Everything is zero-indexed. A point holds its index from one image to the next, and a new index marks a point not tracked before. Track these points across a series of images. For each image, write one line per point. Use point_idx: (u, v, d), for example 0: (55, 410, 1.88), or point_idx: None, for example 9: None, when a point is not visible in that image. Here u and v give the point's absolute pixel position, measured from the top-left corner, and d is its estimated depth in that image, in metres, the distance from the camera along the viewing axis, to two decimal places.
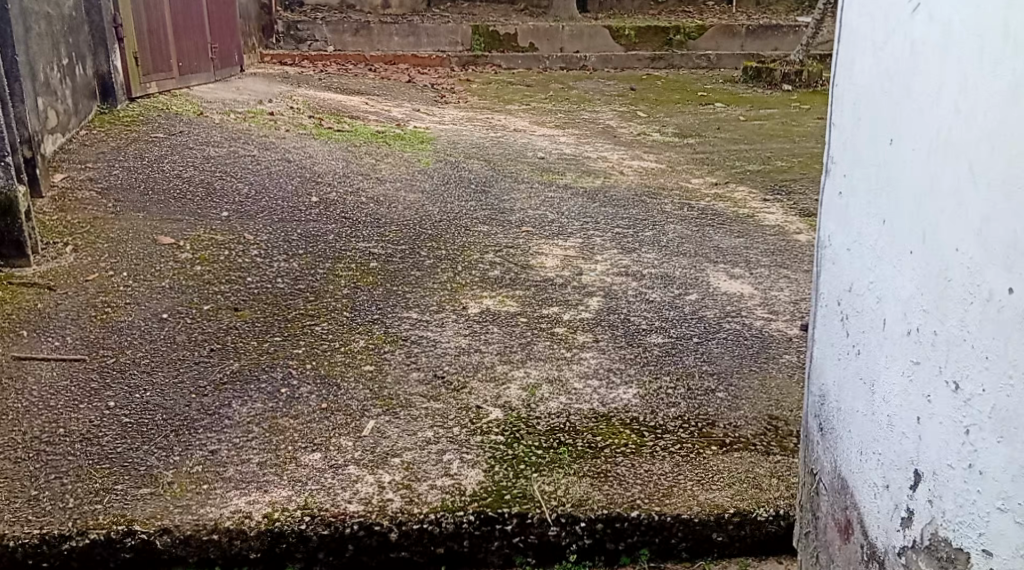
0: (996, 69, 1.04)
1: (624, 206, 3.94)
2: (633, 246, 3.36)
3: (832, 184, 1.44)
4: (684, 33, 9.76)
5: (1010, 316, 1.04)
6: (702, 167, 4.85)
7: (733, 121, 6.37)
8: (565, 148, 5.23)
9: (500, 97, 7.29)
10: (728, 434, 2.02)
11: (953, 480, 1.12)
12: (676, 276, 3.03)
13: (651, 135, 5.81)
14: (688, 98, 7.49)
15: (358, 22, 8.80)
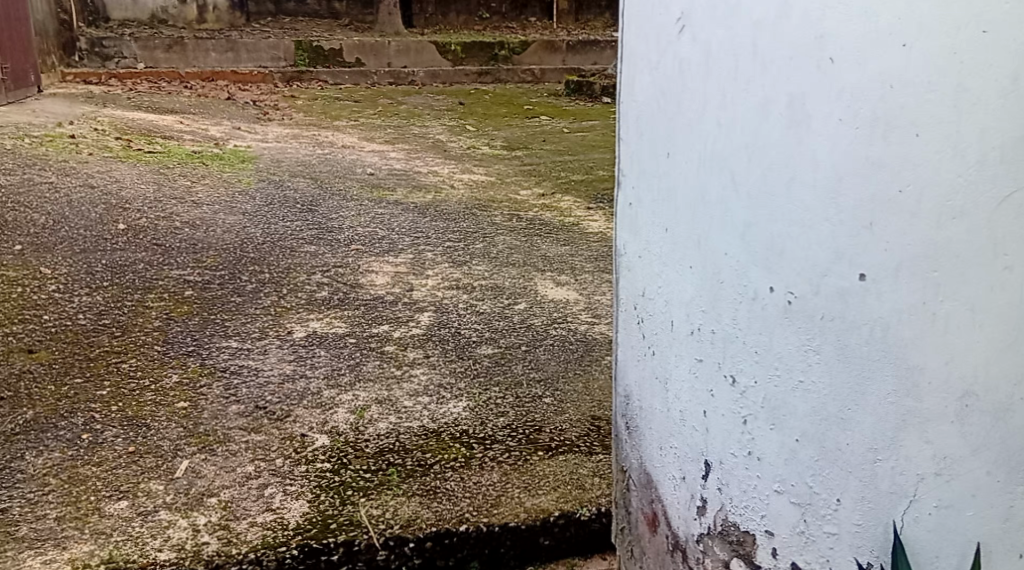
0: (749, 86, 1.13)
1: (454, 219, 3.98)
2: (463, 259, 3.39)
3: (623, 197, 1.51)
4: (509, 48, 9.97)
5: (773, 313, 1.16)
6: (530, 179, 4.96)
7: (558, 133, 6.54)
8: (395, 164, 5.21)
9: (326, 113, 7.19)
10: (554, 438, 2.08)
11: (737, 469, 1.23)
12: (506, 287, 3.08)
13: (480, 148, 5.88)
14: (514, 111, 7.64)
15: (169, 39, 8.48)
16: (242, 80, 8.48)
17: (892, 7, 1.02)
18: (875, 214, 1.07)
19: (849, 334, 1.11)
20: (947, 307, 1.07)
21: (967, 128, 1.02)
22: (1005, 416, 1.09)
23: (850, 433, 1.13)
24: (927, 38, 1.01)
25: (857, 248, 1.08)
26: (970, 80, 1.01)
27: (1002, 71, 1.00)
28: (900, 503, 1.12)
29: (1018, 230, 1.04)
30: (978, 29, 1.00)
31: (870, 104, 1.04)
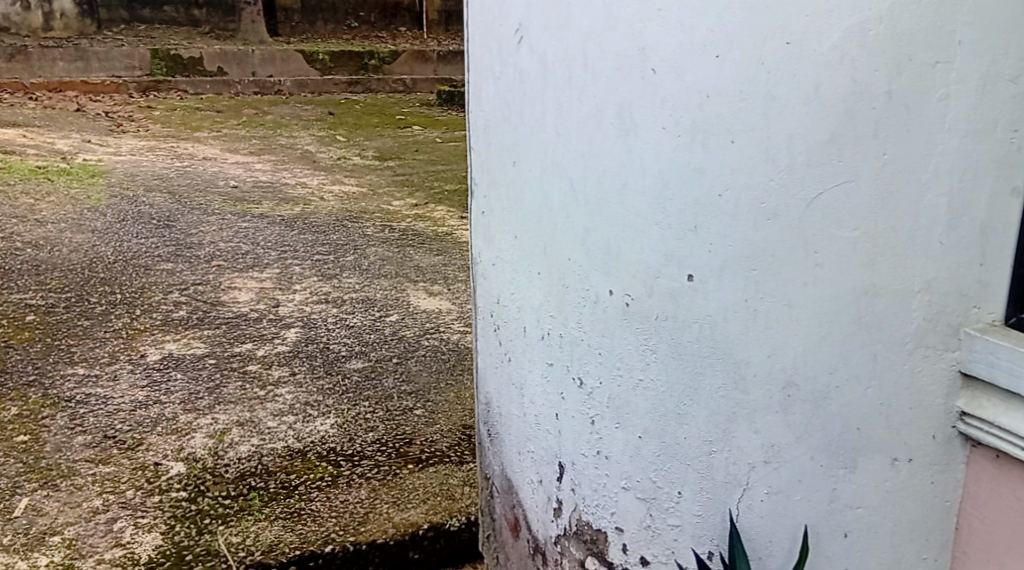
0: (582, 95, 1.19)
1: (324, 231, 3.92)
2: (333, 272, 3.34)
3: (475, 205, 1.53)
4: (379, 58, 9.90)
5: (613, 314, 1.23)
6: (403, 189, 4.93)
7: (430, 143, 6.54)
8: (261, 176, 5.09)
9: (186, 124, 6.95)
10: (425, 450, 2.07)
11: (587, 468, 1.30)
12: (377, 299, 3.06)
13: (350, 159, 5.80)
14: (386, 121, 7.59)
15: (10, 48, 8.00)
16: (93, 90, 8.04)
17: (705, 21, 1.07)
18: (699, 218, 1.13)
19: (680, 333, 1.18)
20: (767, 303, 1.12)
21: (777, 133, 1.07)
22: (824, 403, 1.14)
23: (687, 428, 1.20)
24: (737, 47, 1.06)
25: (683, 250, 1.15)
26: (778, 88, 1.06)
27: (806, 79, 1.05)
28: (735, 491, 1.19)
29: (826, 227, 1.08)
30: (783, 40, 1.04)
31: (689, 113, 1.11)
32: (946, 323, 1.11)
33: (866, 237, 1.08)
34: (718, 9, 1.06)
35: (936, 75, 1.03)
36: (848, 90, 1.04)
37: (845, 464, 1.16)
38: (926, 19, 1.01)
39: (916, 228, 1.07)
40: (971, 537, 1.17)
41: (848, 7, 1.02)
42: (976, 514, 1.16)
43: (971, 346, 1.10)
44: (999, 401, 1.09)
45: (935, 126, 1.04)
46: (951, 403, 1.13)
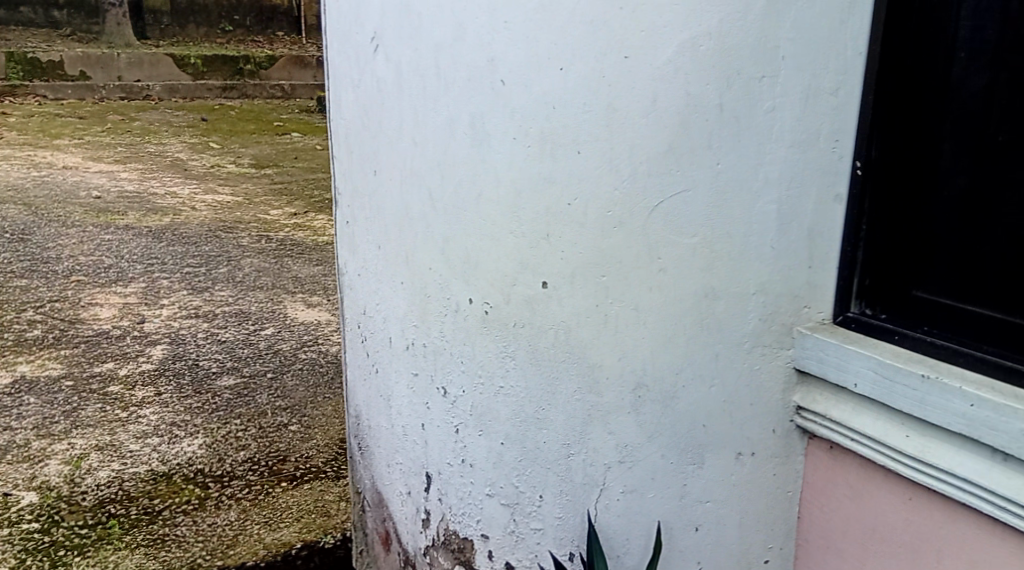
0: (436, 105, 1.25)
1: (195, 243, 3.79)
2: (205, 285, 3.24)
3: (339, 213, 1.57)
4: (255, 63, 9.66)
5: (473, 322, 1.28)
6: (282, 197, 4.82)
7: (309, 150, 6.41)
8: (127, 185, 4.88)
9: (43, 131, 6.62)
10: (299, 466, 2.03)
11: (454, 477, 1.34)
12: (251, 312, 2.97)
13: (224, 167, 5.63)
14: (263, 127, 7.40)
15: None
16: None
17: (547, 36, 1.13)
18: (550, 226, 1.18)
19: (537, 339, 1.23)
20: (616, 307, 1.18)
21: (618, 145, 1.12)
22: (671, 403, 1.19)
23: (546, 432, 1.25)
24: (579, 61, 1.12)
25: (536, 258, 1.20)
26: (618, 100, 1.11)
27: (642, 93, 1.10)
28: (594, 491, 1.24)
29: (666, 235, 1.14)
30: (621, 54, 1.10)
31: (537, 124, 1.16)
32: (780, 323, 1.17)
33: (704, 243, 1.13)
34: (561, 24, 1.12)
35: (762, 88, 1.09)
36: (682, 103, 1.10)
37: (694, 459, 1.21)
38: (750, 34, 1.07)
39: (750, 232, 1.13)
40: (810, 522, 1.23)
41: (681, 24, 1.07)
42: (813, 501, 1.22)
43: (803, 343, 1.17)
44: (829, 393, 1.16)
45: (762, 137, 1.10)
46: (787, 398, 1.20)
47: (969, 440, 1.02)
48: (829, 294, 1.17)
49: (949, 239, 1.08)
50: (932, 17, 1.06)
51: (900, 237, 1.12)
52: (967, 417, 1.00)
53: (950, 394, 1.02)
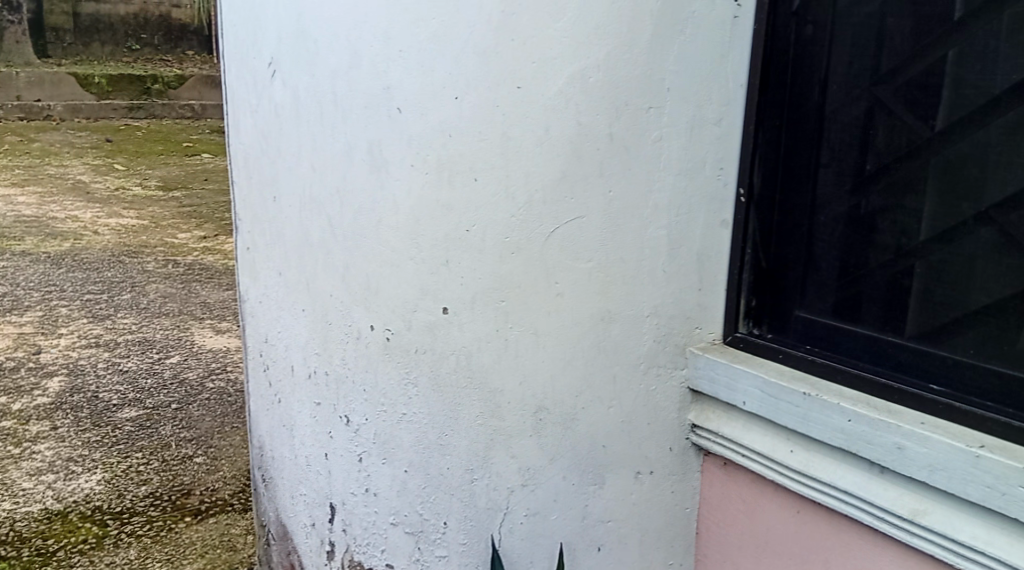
0: (334, 130, 1.27)
1: (97, 269, 3.67)
2: (107, 313, 3.13)
3: (238, 241, 1.55)
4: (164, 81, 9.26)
5: (376, 349, 1.29)
6: (189, 220, 4.70)
7: (217, 172, 6.27)
8: (22, 209, 4.69)
9: None
10: (205, 500, 1.98)
11: (358, 506, 1.35)
12: (156, 340, 2.89)
13: (127, 189, 5.46)
14: (170, 146, 7.18)
15: None
16: None
17: (442, 65, 1.16)
18: (449, 252, 1.21)
19: (439, 365, 1.25)
20: (516, 332, 1.21)
21: (513, 172, 1.17)
22: (571, 425, 1.23)
23: (449, 458, 1.26)
24: (473, 91, 1.15)
25: (437, 284, 1.23)
26: (512, 129, 1.15)
27: (534, 121, 1.15)
28: (497, 516, 1.26)
29: (563, 259, 1.18)
30: (514, 85, 1.14)
31: (434, 151, 1.19)
32: (674, 344, 1.23)
33: (600, 267, 1.18)
34: (453, 53, 1.15)
35: (649, 118, 1.15)
36: (574, 132, 1.14)
37: (594, 480, 1.24)
38: (637, 67, 1.13)
39: (642, 258, 1.19)
40: (706, 543, 1.29)
41: (569, 56, 1.12)
42: (710, 520, 1.27)
43: (696, 363, 1.22)
44: (722, 411, 1.22)
45: (652, 165, 1.16)
46: (683, 418, 1.25)
47: (848, 454, 1.08)
48: (719, 315, 1.24)
49: (829, 262, 1.18)
50: (806, 62, 1.16)
51: (784, 262, 1.21)
52: (846, 432, 1.07)
53: (831, 410, 1.09)
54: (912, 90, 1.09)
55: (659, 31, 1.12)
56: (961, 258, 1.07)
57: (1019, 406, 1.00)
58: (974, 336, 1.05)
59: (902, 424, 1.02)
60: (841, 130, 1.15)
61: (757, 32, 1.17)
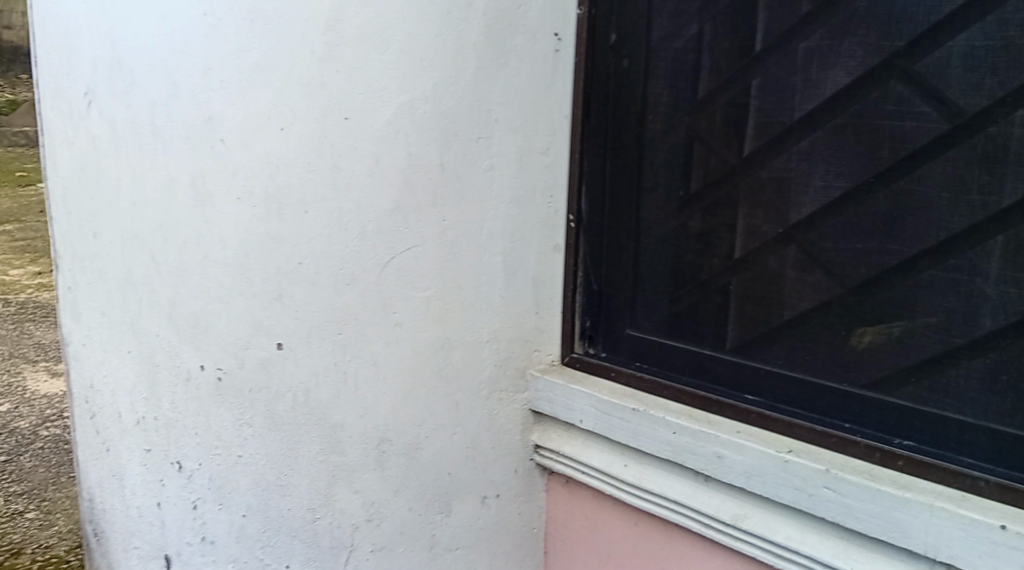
0: (155, 162, 1.22)
1: None
2: None
3: (59, 280, 1.46)
4: None
5: (207, 391, 1.26)
6: (18, 255, 4.39)
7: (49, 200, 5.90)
8: None
9: None
10: (37, 558, 1.85)
11: (194, 556, 1.32)
12: None
13: None
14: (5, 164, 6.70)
15: None
16: None
17: (264, 97, 1.15)
18: (281, 287, 1.19)
19: (275, 402, 1.23)
20: (355, 364, 1.21)
21: (345, 202, 1.16)
22: (415, 453, 1.24)
23: (289, 499, 1.25)
24: (299, 122, 1.15)
25: (272, 320, 1.21)
26: (341, 160, 1.15)
27: (365, 151, 1.15)
28: (342, 555, 1.26)
29: (401, 289, 1.19)
30: (342, 115, 1.14)
31: (262, 183, 1.17)
32: (515, 367, 1.29)
33: (437, 295, 1.21)
34: (277, 84, 1.14)
35: (479, 146, 1.19)
36: (404, 161, 1.16)
37: (441, 509, 1.28)
38: (465, 98, 1.17)
39: (481, 285, 1.23)
40: (554, 550, 1.36)
41: (395, 88, 1.14)
42: (558, 533, 1.35)
43: (536, 387, 1.29)
44: (562, 430, 1.30)
45: (485, 195, 1.21)
46: (526, 438, 1.32)
47: (676, 464, 1.19)
48: (557, 337, 1.31)
49: (653, 284, 1.26)
50: (625, 94, 1.24)
51: (613, 285, 1.29)
52: (673, 444, 1.18)
53: (658, 424, 1.19)
54: (726, 116, 1.17)
55: (484, 61, 1.17)
56: (767, 274, 1.16)
57: (821, 411, 1.12)
58: (784, 347, 1.16)
59: (721, 435, 1.13)
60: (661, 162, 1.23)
61: (577, 59, 1.24)
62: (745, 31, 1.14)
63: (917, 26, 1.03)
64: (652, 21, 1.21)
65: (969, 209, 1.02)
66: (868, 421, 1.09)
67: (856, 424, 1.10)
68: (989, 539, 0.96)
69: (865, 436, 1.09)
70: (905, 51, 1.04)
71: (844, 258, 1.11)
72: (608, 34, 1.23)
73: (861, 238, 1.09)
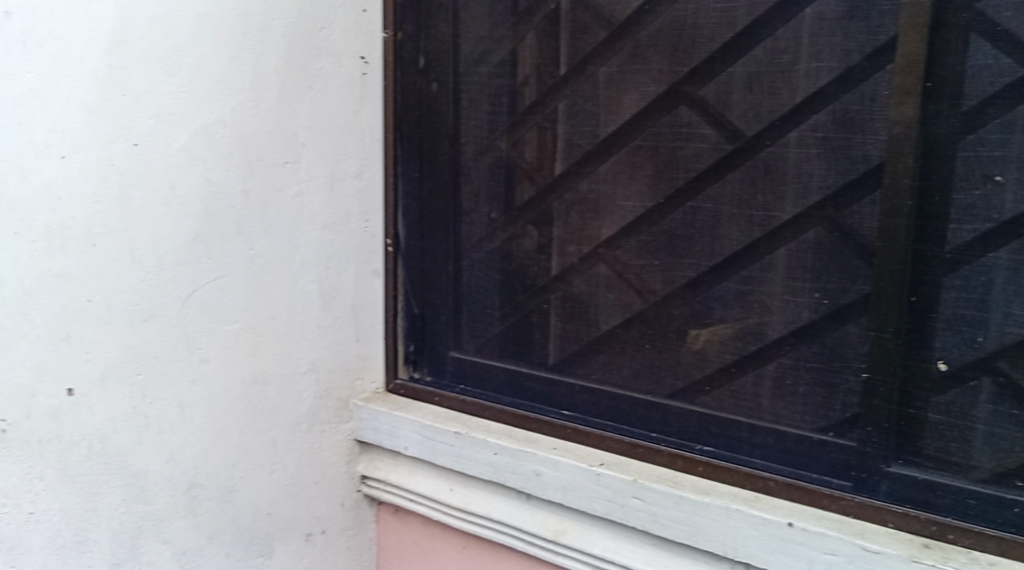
0: None
1: None
2: None
3: None
4: None
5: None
6: None
7: None
8: None
9: None
10: None
11: None
12: None
13: None
14: None
15: None
16: None
17: (41, 119, 1.08)
18: (70, 327, 1.13)
19: (68, 455, 1.14)
20: (157, 408, 1.20)
21: (138, 235, 1.16)
22: (229, 495, 1.28)
23: (89, 556, 1.17)
24: (82, 149, 1.11)
25: (57, 363, 1.12)
26: (130, 190, 1.14)
27: (158, 179, 1.16)
28: None
29: (206, 323, 1.23)
30: (129, 142, 1.14)
31: (43, 217, 1.09)
32: (336, 398, 1.41)
33: (247, 326, 1.27)
34: (53, 107, 1.08)
35: (288, 172, 1.29)
36: (203, 190, 1.20)
37: (264, 551, 1.34)
38: (268, 123, 1.25)
39: (295, 316, 1.33)
40: (384, 558, 1.49)
41: (190, 111, 1.18)
42: (389, 540, 1.48)
43: (361, 416, 1.43)
44: (388, 458, 1.44)
45: (295, 222, 1.31)
46: (353, 468, 1.45)
47: (498, 485, 1.31)
48: (378, 365, 1.46)
49: (475, 314, 1.38)
50: (435, 120, 1.37)
51: (433, 306, 1.42)
52: (493, 463, 1.30)
53: (479, 445, 1.31)
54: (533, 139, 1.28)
55: (285, 84, 1.27)
56: (580, 295, 1.27)
57: (629, 421, 1.24)
58: (597, 363, 1.27)
59: (538, 453, 1.25)
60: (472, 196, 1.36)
61: (384, 93, 1.39)
62: (552, 56, 1.25)
63: (697, 55, 1.14)
64: (461, 50, 1.33)
65: (750, 224, 1.13)
66: (672, 430, 1.21)
67: (661, 433, 1.22)
68: (779, 536, 1.07)
69: (668, 443, 1.21)
70: (692, 79, 1.15)
71: (647, 272, 1.21)
72: (417, 59, 1.37)
73: (658, 255, 1.20)
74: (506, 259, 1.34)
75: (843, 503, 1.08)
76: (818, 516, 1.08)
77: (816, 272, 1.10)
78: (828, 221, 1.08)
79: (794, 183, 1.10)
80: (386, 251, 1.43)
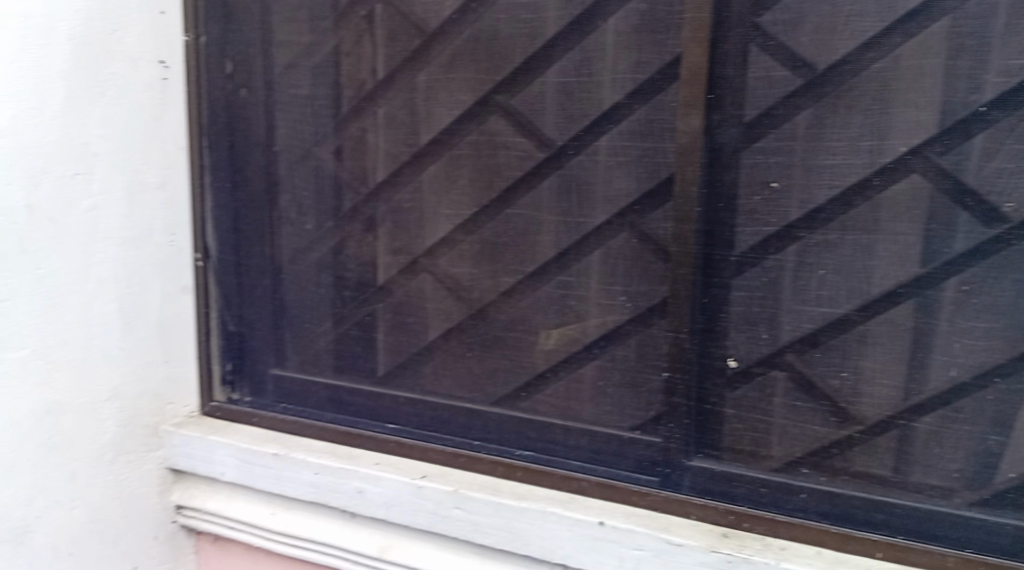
0: None
1: None
2: None
3: None
4: None
5: None
6: None
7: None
8: None
9: None
10: None
11: None
12: None
13: None
14: None
15: None
16: None
17: None
18: None
19: None
20: None
21: None
22: (25, 537, 1.25)
23: None
24: None
25: None
26: None
27: None
28: None
29: None
30: None
31: None
32: (144, 427, 1.39)
33: (33, 352, 1.23)
34: None
35: (78, 185, 1.26)
36: None
37: None
38: (55, 132, 1.22)
39: (92, 345, 1.31)
40: None
41: None
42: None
43: (172, 444, 1.42)
44: (204, 485, 1.43)
45: (88, 237, 1.28)
46: (167, 499, 1.44)
47: (322, 506, 1.34)
48: (194, 389, 1.46)
49: (295, 331, 1.41)
50: (245, 125, 1.38)
51: (247, 321, 1.43)
52: (316, 485, 1.33)
53: (299, 466, 1.34)
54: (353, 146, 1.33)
55: (72, 90, 1.24)
56: (405, 301, 1.34)
57: (453, 432, 1.32)
58: (425, 372, 1.35)
59: (360, 470, 1.30)
60: (286, 209, 1.39)
61: (188, 98, 1.39)
62: (370, 63, 1.30)
63: (511, 62, 1.23)
64: (273, 56, 1.35)
65: (563, 230, 1.24)
66: (494, 436, 1.30)
67: (483, 440, 1.30)
68: (591, 535, 1.18)
69: (489, 450, 1.30)
70: (501, 88, 1.24)
71: (468, 279, 1.30)
72: (224, 66, 1.37)
73: (478, 261, 1.29)
74: (324, 274, 1.38)
75: (649, 499, 1.21)
76: (627, 514, 1.19)
77: (621, 275, 1.22)
78: (625, 227, 1.21)
79: (599, 189, 1.21)
80: (195, 267, 1.43)
